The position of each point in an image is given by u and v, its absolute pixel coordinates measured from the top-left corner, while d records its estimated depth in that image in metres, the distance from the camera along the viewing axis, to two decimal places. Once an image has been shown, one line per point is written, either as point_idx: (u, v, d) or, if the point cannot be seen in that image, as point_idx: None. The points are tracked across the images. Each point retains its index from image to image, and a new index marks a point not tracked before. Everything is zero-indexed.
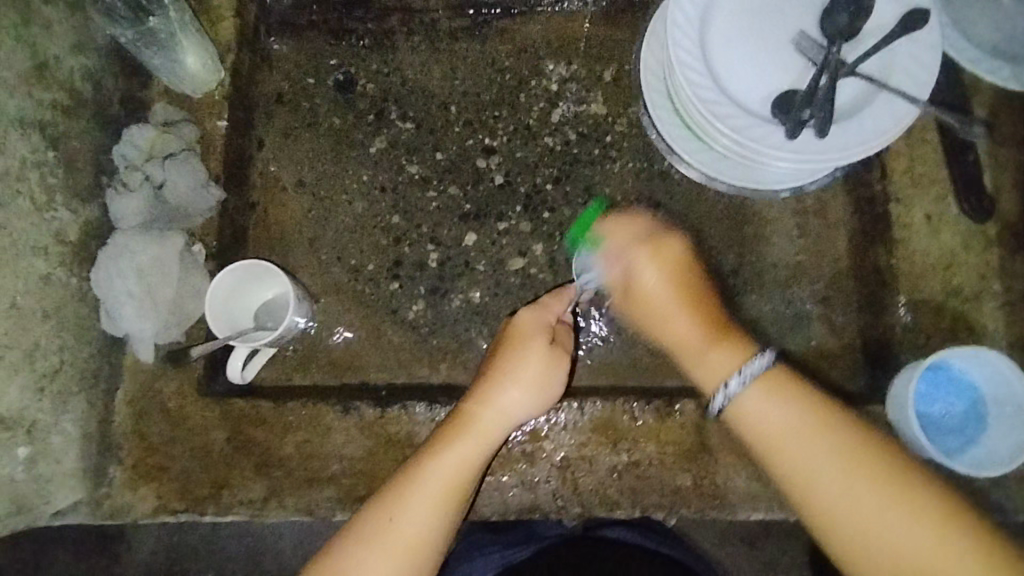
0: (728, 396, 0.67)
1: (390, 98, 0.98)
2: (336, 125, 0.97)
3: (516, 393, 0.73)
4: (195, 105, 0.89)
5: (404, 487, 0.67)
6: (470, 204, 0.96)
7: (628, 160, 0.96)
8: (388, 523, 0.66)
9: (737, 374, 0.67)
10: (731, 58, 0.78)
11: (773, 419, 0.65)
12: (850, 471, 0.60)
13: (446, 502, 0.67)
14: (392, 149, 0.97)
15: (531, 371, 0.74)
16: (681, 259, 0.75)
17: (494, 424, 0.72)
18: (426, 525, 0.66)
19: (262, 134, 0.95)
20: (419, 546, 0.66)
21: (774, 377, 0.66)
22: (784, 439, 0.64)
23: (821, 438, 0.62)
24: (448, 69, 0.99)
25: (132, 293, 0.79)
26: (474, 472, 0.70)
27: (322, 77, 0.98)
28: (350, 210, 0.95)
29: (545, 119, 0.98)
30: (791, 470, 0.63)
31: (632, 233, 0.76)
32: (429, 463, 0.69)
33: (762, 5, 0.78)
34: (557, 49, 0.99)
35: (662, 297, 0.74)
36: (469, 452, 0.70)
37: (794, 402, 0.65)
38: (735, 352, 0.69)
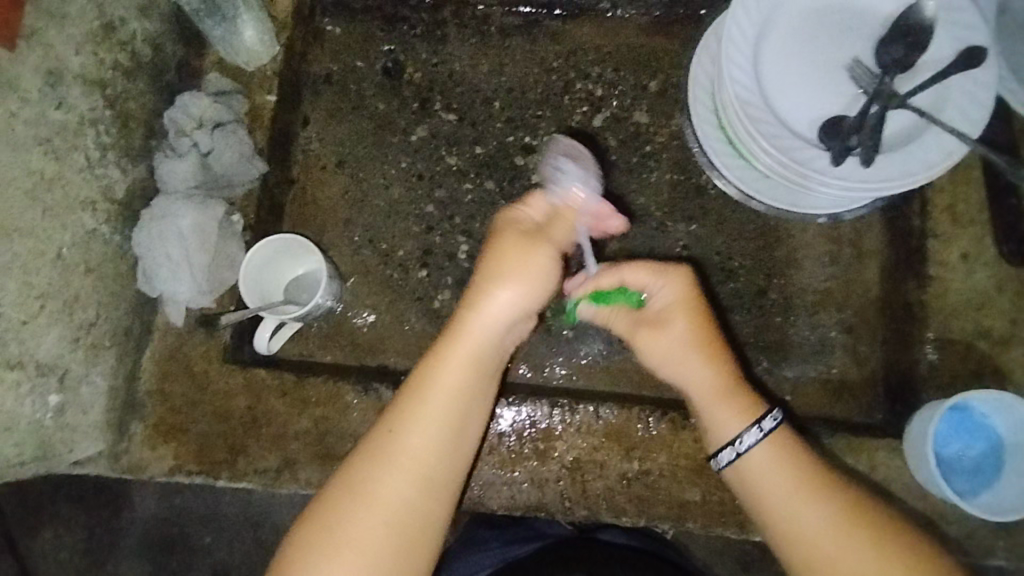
0: (738, 453, 0.65)
1: (435, 88, 1.00)
2: (380, 110, 0.99)
3: (506, 291, 0.64)
4: (248, 79, 0.91)
5: (401, 409, 0.64)
6: (504, 199, 0.97)
7: (666, 170, 0.96)
8: (388, 450, 0.63)
9: (730, 446, 0.66)
10: (782, 80, 0.78)
11: (781, 485, 0.63)
12: (847, 550, 0.60)
13: (446, 427, 0.64)
14: (433, 139, 0.99)
15: (523, 265, 0.64)
16: (692, 299, 0.69)
17: (487, 326, 0.65)
18: (433, 447, 0.64)
19: (307, 113, 0.97)
20: (427, 475, 0.63)
21: (784, 438, 0.65)
22: (792, 498, 0.63)
23: (824, 500, 0.62)
24: (496, 64, 1.00)
25: (169, 256, 0.80)
26: (468, 383, 0.65)
27: (371, 62, 0.99)
28: (386, 194, 0.97)
29: (587, 123, 0.98)
30: (796, 534, 0.62)
31: (649, 272, 0.69)
32: (425, 386, 0.65)
33: (818, 30, 0.79)
34: (606, 54, 1.00)
35: (671, 366, 0.70)
36: (462, 364, 0.65)
37: (803, 469, 0.63)
38: (745, 408, 0.67)
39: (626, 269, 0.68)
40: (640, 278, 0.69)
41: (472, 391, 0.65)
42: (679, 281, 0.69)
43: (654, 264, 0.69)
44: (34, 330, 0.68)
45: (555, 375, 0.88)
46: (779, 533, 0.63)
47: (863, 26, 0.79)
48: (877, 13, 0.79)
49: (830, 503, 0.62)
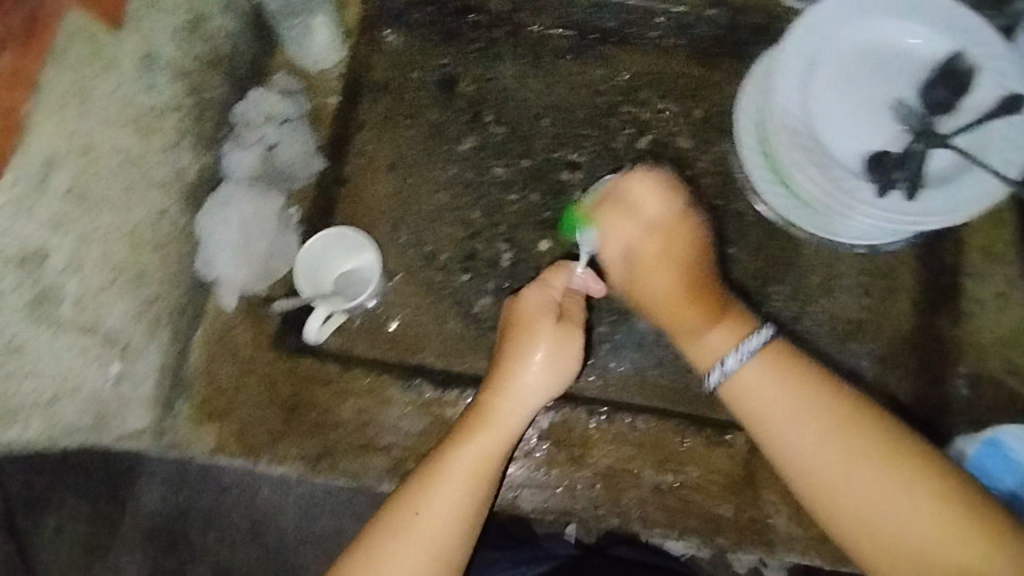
0: (725, 372, 0.74)
1: (486, 102, 1.04)
2: (432, 119, 1.03)
3: (533, 376, 0.76)
4: (310, 78, 0.97)
5: (424, 486, 0.71)
6: (548, 212, 1.00)
7: (706, 195, 0.99)
8: (417, 533, 0.69)
9: (722, 362, 0.74)
10: (828, 111, 0.82)
11: (774, 396, 0.71)
12: (840, 438, 0.67)
13: (470, 506, 0.71)
14: (482, 149, 1.02)
15: (547, 368, 0.76)
16: (676, 232, 0.75)
17: (511, 419, 0.75)
18: (450, 526, 0.69)
19: (362, 116, 1.00)
20: (441, 554, 0.69)
21: (772, 354, 0.73)
22: (778, 411, 0.71)
23: (818, 411, 0.69)
24: (546, 82, 1.04)
25: (230, 241, 0.84)
26: (489, 464, 0.72)
27: (427, 73, 1.04)
28: (434, 199, 1.00)
29: (632, 144, 1.02)
30: (793, 447, 0.69)
31: (655, 198, 0.76)
32: (447, 458, 0.72)
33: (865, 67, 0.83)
34: (652, 80, 1.04)
35: (654, 282, 0.76)
36: (487, 451, 0.73)
37: (791, 377, 0.71)
38: (733, 330, 0.75)
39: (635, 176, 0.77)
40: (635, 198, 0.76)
41: (489, 469, 0.72)
42: (651, 179, 0.76)
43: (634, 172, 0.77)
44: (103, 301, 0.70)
45: (590, 387, 0.87)
46: (782, 449, 0.70)
47: (907, 67, 0.84)
48: (922, 55, 0.83)
49: (812, 405, 0.70)
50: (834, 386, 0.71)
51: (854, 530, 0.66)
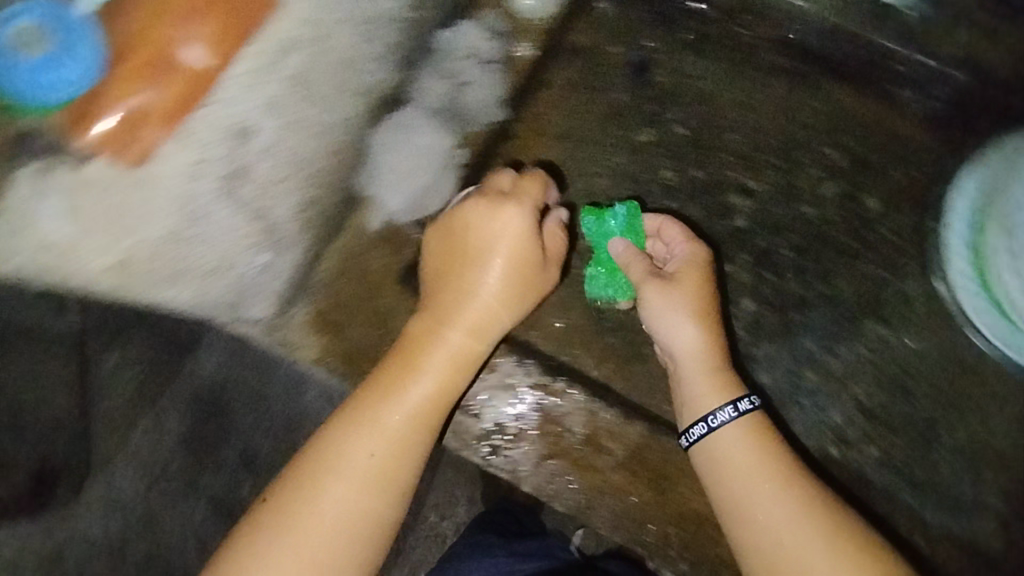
0: (709, 428, 0.71)
1: (677, 99, 0.98)
2: (617, 101, 0.98)
3: (462, 327, 0.75)
4: (515, 25, 0.93)
5: (375, 416, 0.69)
6: (704, 232, 0.95)
7: (876, 266, 0.92)
8: (354, 457, 0.67)
9: (704, 421, 0.72)
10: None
11: (744, 469, 0.68)
12: (824, 544, 0.63)
13: (409, 445, 0.70)
14: (657, 147, 0.97)
15: (454, 306, 0.76)
16: (701, 270, 0.78)
17: (435, 350, 0.74)
18: (392, 468, 0.68)
19: (549, 79, 0.96)
20: (382, 490, 0.67)
21: (756, 423, 0.71)
22: (753, 487, 0.67)
23: (794, 503, 0.66)
24: (746, 100, 0.97)
25: (400, 162, 0.87)
26: (433, 404, 0.72)
27: (627, 53, 0.98)
28: (594, 182, 0.96)
29: (814, 189, 0.95)
30: (766, 531, 0.65)
31: (681, 239, 0.81)
32: (403, 383, 0.72)
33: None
34: (860, 131, 0.95)
35: (667, 317, 0.76)
36: (427, 390, 0.73)
37: (766, 455, 0.69)
38: (723, 387, 0.73)
39: (666, 220, 0.82)
40: (673, 235, 0.81)
41: (436, 416, 0.73)
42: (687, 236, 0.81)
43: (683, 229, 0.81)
44: None
45: None
46: (751, 536, 0.66)
47: None
48: None
49: (788, 485, 0.67)
50: (793, 467, 0.69)
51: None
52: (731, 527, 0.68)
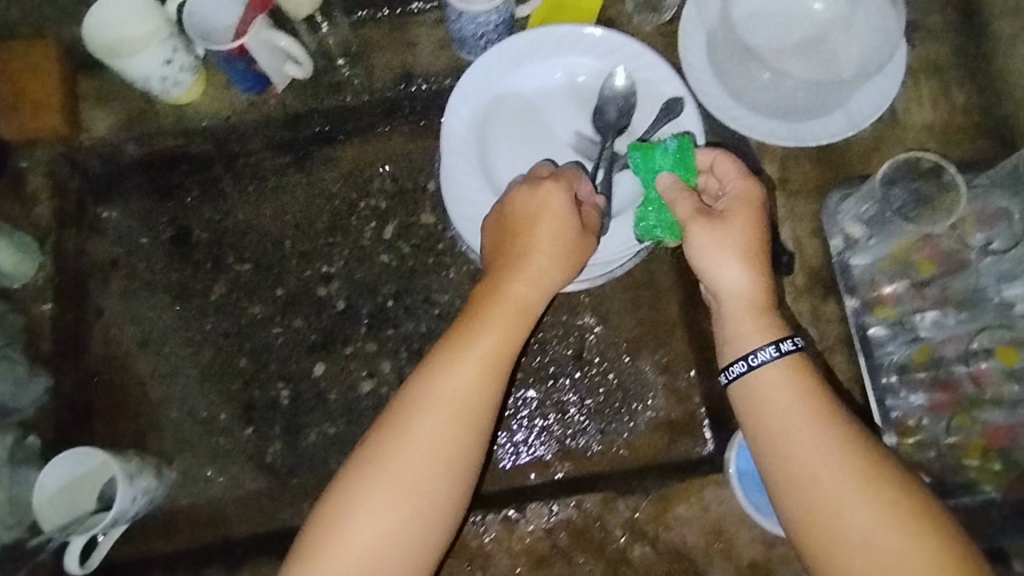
0: (749, 365, 0.69)
1: (225, 244, 1.01)
2: (175, 280, 0.99)
3: (544, 253, 0.74)
4: (18, 294, 0.93)
5: (432, 376, 0.69)
6: (315, 333, 0.97)
7: (462, 264, 0.99)
8: (439, 394, 0.68)
9: (743, 359, 0.69)
10: (512, 158, 0.85)
11: (798, 406, 0.66)
12: (847, 468, 0.62)
13: (478, 395, 0.69)
14: (233, 293, 0.99)
15: (546, 247, 0.74)
16: (756, 208, 0.72)
17: (522, 295, 0.73)
18: (455, 412, 0.68)
19: (98, 303, 0.96)
20: (463, 443, 0.68)
21: (800, 363, 0.68)
22: (813, 425, 0.65)
23: (842, 440, 0.64)
24: (278, 205, 1.02)
25: None
26: (506, 353, 0.70)
27: (156, 236, 1.00)
28: (196, 361, 0.96)
29: (378, 237, 1.01)
30: (795, 457, 0.64)
31: (738, 172, 0.75)
32: (466, 343, 0.70)
33: (550, 104, 0.85)
34: (381, 169, 1.02)
35: (710, 259, 0.72)
36: (507, 331, 0.71)
37: (816, 394, 0.66)
38: (771, 328, 0.70)
39: (721, 153, 0.76)
40: (720, 163, 0.76)
41: (504, 366, 0.70)
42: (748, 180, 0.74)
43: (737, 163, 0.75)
44: None
45: None
46: (795, 462, 0.64)
47: (577, 104, 0.85)
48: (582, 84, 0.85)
49: (833, 423, 0.65)
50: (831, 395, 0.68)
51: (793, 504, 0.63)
52: (761, 450, 0.66)
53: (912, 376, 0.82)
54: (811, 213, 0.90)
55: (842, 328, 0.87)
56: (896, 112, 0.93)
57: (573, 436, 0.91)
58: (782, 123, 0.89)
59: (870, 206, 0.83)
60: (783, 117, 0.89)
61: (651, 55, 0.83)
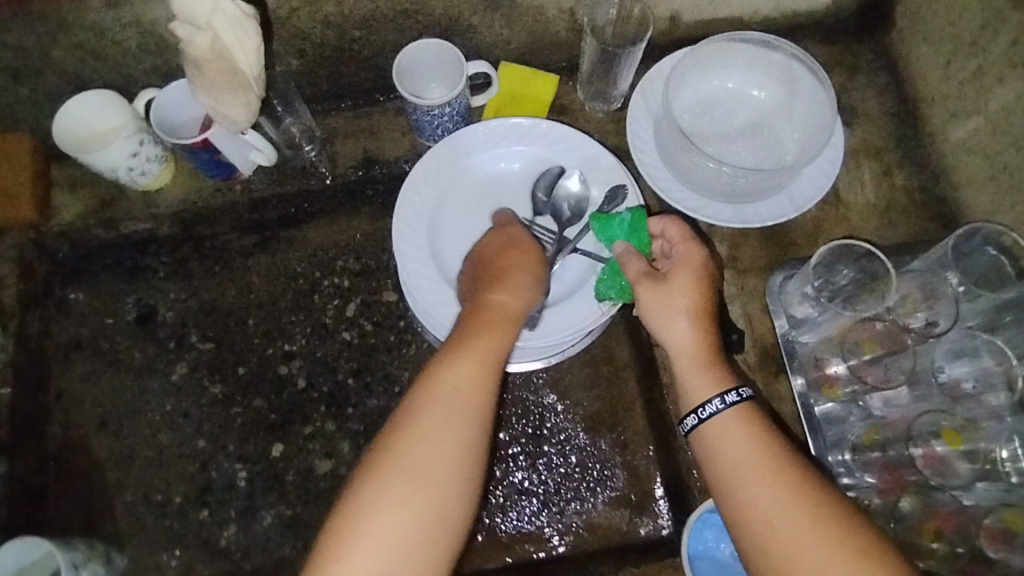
0: (700, 418, 0.71)
1: (190, 324, 1.03)
2: (138, 359, 1.00)
3: (526, 273, 0.78)
4: None
5: (429, 377, 0.68)
6: (275, 412, 0.98)
7: (422, 341, 1.01)
8: (437, 385, 0.67)
9: (695, 412, 0.72)
10: (465, 244, 0.89)
11: (749, 453, 0.68)
12: (801, 513, 0.64)
13: (478, 391, 0.68)
14: (195, 372, 1.00)
15: (516, 275, 0.78)
16: (698, 271, 0.75)
17: (510, 307, 0.76)
18: (461, 401, 0.67)
19: (60, 384, 0.97)
20: (467, 435, 0.66)
21: (749, 410, 0.70)
22: (765, 472, 0.67)
23: (795, 483, 0.65)
24: (244, 285, 1.04)
25: None
26: (499, 352, 0.71)
27: (122, 316, 1.02)
28: (154, 442, 0.96)
29: (341, 315, 1.03)
30: (752, 506, 0.66)
31: (685, 237, 0.78)
32: (460, 344, 0.71)
33: (499, 195, 0.90)
34: (344, 248, 1.05)
35: (659, 322, 0.75)
36: (495, 340, 0.72)
37: (764, 441, 0.69)
38: (718, 379, 0.72)
39: (668, 219, 0.80)
40: (668, 230, 0.79)
41: (495, 376, 0.70)
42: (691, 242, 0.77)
43: (683, 229, 0.79)
44: None
45: None
46: (751, 509, 0.66)
47: (525, 194, 0.90)
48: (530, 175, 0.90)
49: (784, 468, 0.66)
50: (780, 434, 0.70)
51: (749, 542, 0.65)
52: (723, 499, 0.68)
53: (863, 455, 0.82)
54: (758, 291, 0.92)
55: (793, 405, 0.88)
56: (837, 191, 0.97)
57: (529, 518, 0.90)
58: (728, 205, 0.94)
59: (814, 284, 0.85)
60: (729, 200, 0.94)
61: (592, 143, 0.87)
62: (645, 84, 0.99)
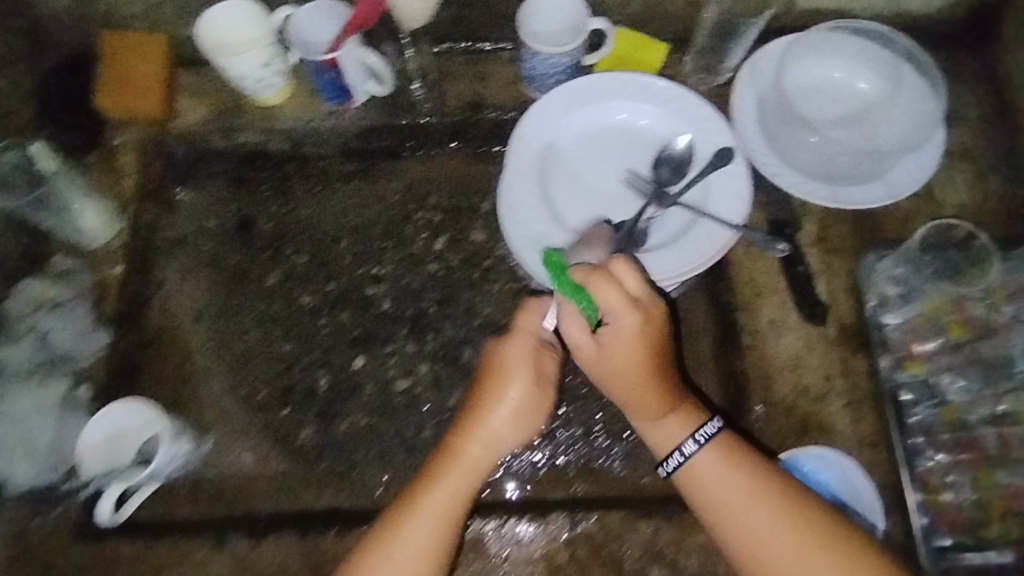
0: (683, 458, 0.77)
1: (285, 237, 1.07)
2: (235, 263, 1.05)
3: (510, 397, 0.81)
4: (92, 256, 0.99)
5: (396, 528, 0.78)
6: (359, 329, 1.02)
7: (506, 281, 1.04)
8: (408, 536, 0.77)
9: (677, 451, 0.78)
10: (570, 180, 0.89)
11: (730, 488, 0.75)
12: (784, 534, 0.72)
13: (445, 532, 0.78)
14: (287, 283, 1.04)
15: (486, 429, 0.81)
16: (639, 341, 0.74)
17: (480, 455, 0.81)
18: (437, 541, 0.78)
19: (161, 275, 1.02)
20: (438, 542, 0.78)
21: (722, 446, 0.77)
22: (745, 504, 0.74)
23: (769, 510, 0.74)
24: (340, 207, 1.08)
25: (11, 439, 0.87)
26: (464, 502, 0.79)
27: (223, 221, 1.06)
28: (243, 340, 1.01)
29: (429, 248, 1.06)
30: (739, 533, 0.74)
31: (636, 293, 0.75)
32: (427, 489, 0.79)
33: (610, 138, 0.90)
34: (440, 185, 1.09)
35: (592, 378, 0.80)
36: (458, 488, 0.79)
37: (740, 471, 0.75)
38: (685, 421, 0.79)
39: (614, 265, 0.74)
40: (621, 282, 0.75)
41: (462, 505, 0.79)
42: (632, 317, 0.74)
43: (628, 289, 0.74)
44: None
45: None
46: (735, 536, 0.74)
47: (635, 142, 0.90)
48: (642, 124, 0.90)
49: (758, 497, 0.74)
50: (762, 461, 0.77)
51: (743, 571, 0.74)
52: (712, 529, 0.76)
53: (938, 437, 0.84)
54: (845, 271, 0.94)
55: (869, 382, 0.90)
56: (931, 188, 0.99)
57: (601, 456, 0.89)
58: (825, 185, 0.96)
59: (903, 267, 0.89)
60: (826, 180, 0.96)
61: (704, 103, 0.89)
62: (754, 59, 1.02)
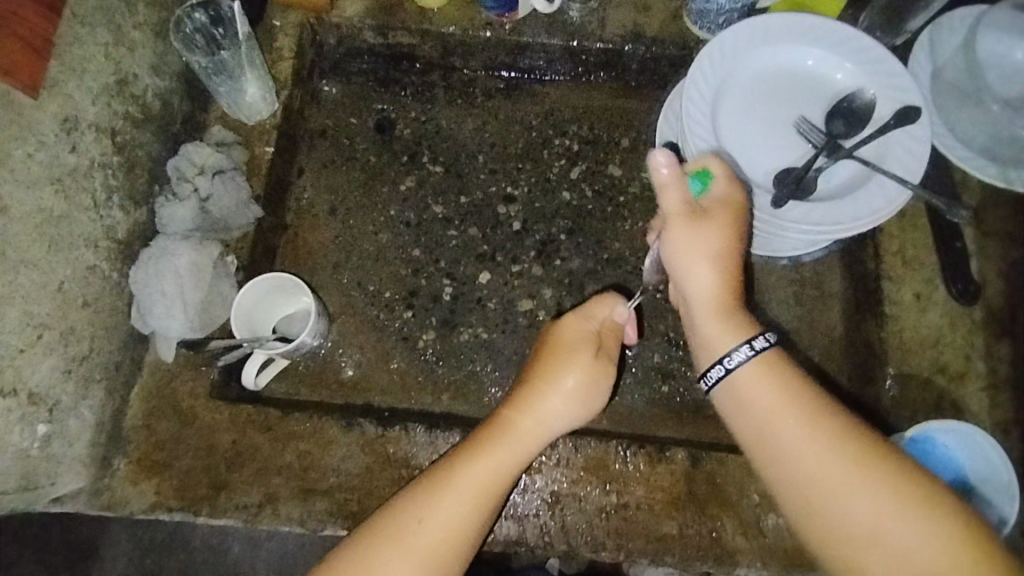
0: (726, 369, 0.65)
1: (424, 144, 1.06)
2: (372, 163, 1.05)
3: (572, 376, 0.76)
4: (247, 131, 0.98)
5: (421, 503, 0.69)
6: (487, 245, 1.02)
7: (639, 220, 1.03)
8: (421, 522, 0.68)
9: (720, 362, 0.66)
10: (739, 115, 0.86)
11: (775, 402, 0.62)
12: (857, 490, 0.57)
13: (475, 517, 0.70)
14: (420, 189, 1.04)
15: (546, 405, 0.75)
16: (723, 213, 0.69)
17: (532, 435, 0.74)
18: (459, 529, 0.69)
19: (303, 164, 1.04)
20: (464, 529, 0.69)
21: (775, 360, 0.64)
22: (787, 413, 0.61)
23: (829, 435, 0.59)
24: (481, 122, 1.07)
25: (164, 292, 0.85)
26: (496, 488, 0.71)
27: (365, 120, 1.07)
28: (374, 239, 1.01)
29: (565, 175, 1.05)
30: (796, 463, 0.60)
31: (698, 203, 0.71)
32: (457, 470, 0.71)
33: (784, 81, 0.88)
34: (581, 115, 1.08)
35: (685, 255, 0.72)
36: (497, 469, 0.72)
37: (787, 389, 0.62)
38: (741, 328, 0.66)
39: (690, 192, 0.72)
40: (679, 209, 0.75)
41: (494, 497, 0.71)
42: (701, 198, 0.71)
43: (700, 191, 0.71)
44: (58, 387, 0.77)
45: None
46: (789, 462, 0.60)
47: (810, 90, 0.87)
48: (819, 73, 0.88)
49: (816, 422, 0.60)
50: (828, 410, 0.61)
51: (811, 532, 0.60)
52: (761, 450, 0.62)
53: None
54: (1003, 255, 0.91)
55: (1011, 369, 0.87)
56: None
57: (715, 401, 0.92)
58: (996, 164, 0.91)
59: None
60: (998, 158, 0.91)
61: (888, 56, 0.86)
62: (933, 30, 0.97)
